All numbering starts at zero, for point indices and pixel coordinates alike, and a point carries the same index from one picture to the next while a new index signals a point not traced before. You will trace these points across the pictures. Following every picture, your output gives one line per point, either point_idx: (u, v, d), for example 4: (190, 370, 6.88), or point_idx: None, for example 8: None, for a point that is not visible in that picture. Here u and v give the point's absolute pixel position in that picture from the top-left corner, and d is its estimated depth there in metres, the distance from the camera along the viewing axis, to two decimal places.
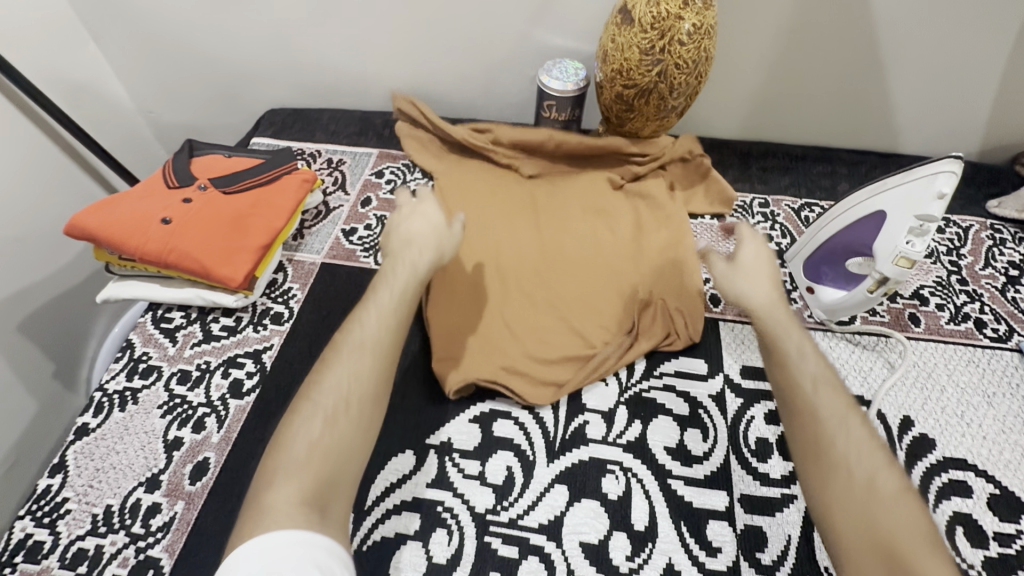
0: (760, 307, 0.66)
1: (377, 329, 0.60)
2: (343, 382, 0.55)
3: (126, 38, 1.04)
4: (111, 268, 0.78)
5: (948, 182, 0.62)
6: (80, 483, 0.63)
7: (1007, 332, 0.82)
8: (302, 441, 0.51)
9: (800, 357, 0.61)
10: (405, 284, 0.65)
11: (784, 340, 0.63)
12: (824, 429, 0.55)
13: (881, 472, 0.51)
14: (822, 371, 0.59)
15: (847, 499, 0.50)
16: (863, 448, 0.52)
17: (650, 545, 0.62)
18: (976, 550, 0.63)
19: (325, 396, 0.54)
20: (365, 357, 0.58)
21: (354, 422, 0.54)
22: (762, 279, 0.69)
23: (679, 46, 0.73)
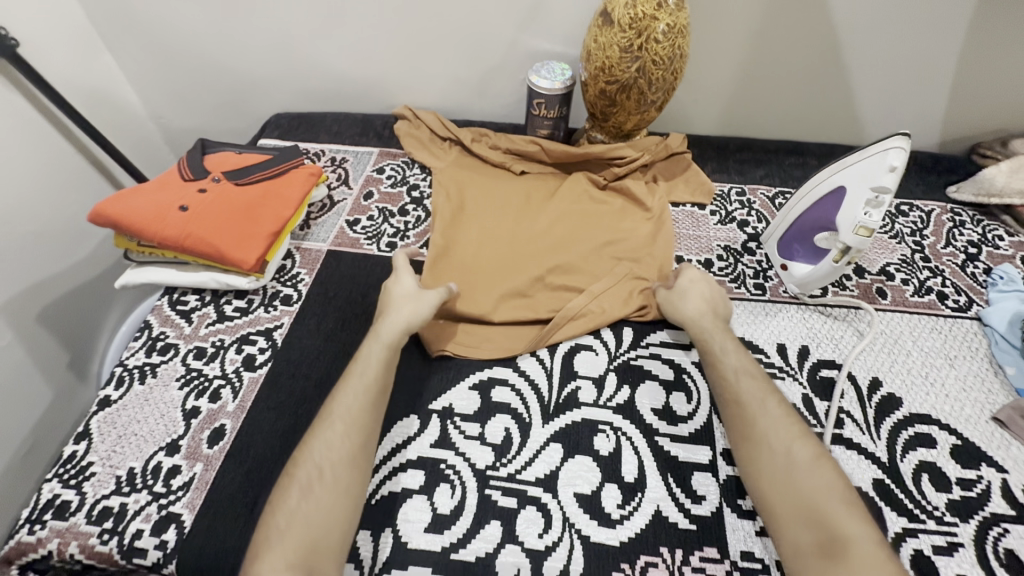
0: (691, 319, 0.76)
1: (351, 403, 0.66)
2: (322, 455, 0.62)
3: (141, 49, 1.11)
4: (130, 254, 0.83)
5: (898, 157, 0.69)
6: (104, 448, 0.67)
7: (967, 303, 0.88)
8: (287, 513, 0.58)
9: (726, 354, 0.73)
10: (376, 358, 0.70)
11: (712, 341, 0.75)
12: (751, 413, 0.67)
13: (800, 445, 0.64)
14: (743, 363, 0.72)
15: (774, 475, 0.62)
16: (781, 427, 0.65)
17: (639, 494, 0.67)
18: (941, 494, 0.68)
19: (308, 468, 0.62)
20: (340, 429, 0.64)
21: (327, 490, 0.60)
22: (696, 295, 0.78)
23: (655, 43, 0.81)
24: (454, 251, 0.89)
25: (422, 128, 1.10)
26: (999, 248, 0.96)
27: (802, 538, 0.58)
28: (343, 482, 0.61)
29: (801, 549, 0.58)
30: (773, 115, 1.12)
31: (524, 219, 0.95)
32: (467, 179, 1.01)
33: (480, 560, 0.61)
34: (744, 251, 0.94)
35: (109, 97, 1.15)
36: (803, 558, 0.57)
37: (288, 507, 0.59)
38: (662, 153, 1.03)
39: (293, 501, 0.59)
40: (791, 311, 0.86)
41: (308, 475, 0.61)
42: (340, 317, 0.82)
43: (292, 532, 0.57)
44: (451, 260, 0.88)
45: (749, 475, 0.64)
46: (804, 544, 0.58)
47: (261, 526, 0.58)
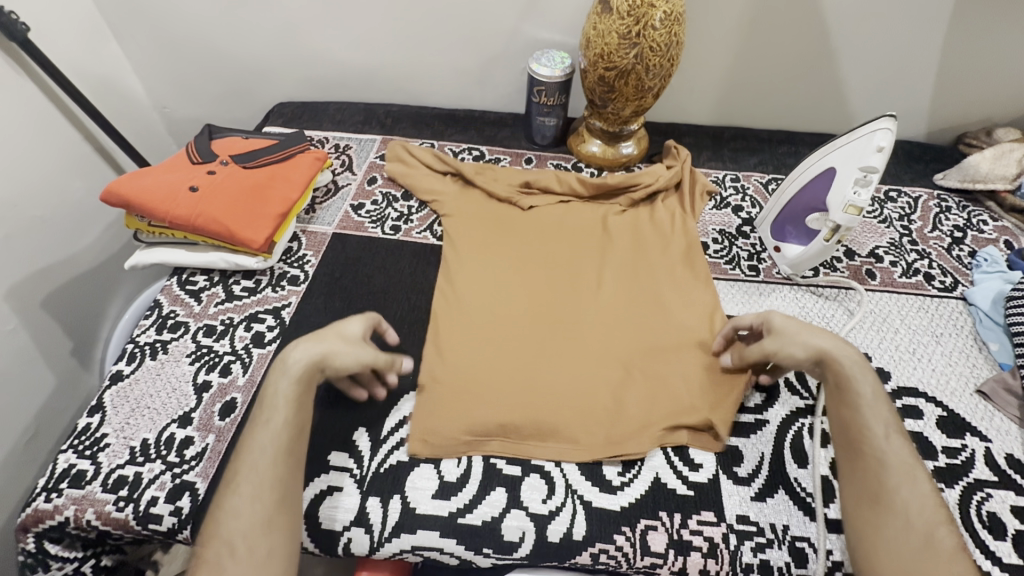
0: (835, 352, 0.67)
1: (263, 453, 0.59)
2: (235, 524, 0.56)
3: (147, 37, 1.12)
4: (140, 235, 0.84)
5: (885, 138, 0.72)
6: (118, 420, 0.69)
7: (952, 284, 0.92)
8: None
9: (871, 405, 0.64)
10: (280, 400, 0.62)
11: (858, 389, 0.65)
12: (891, 481, 0.60)
13: (939, 529, 0.57)
14: (892, 425, 0.63)
15: (906, 557, 0.56)
16: (925, 509, 0.58)
17: (639, 463, 0.69)
18: (927, 461, 0.71)
19: (219, 544, 0.55)
20: (247, 494, 0.57)
21: (244, 559, 0.54)
22: (826, 333, 0.69)
23: (652, 30, 0.83)
24: (461, 318, 0.81)
25: (414, 158, 1.03)
26: (983, 232, 1.00)
27: None
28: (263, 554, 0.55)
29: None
30: (767, 105, 1.15)
31: (546, 275, 0.87)
32: (473, 222, 0.94)
33: (486, 524, 0.64)
34: (739, 234, 0.97)
35: (114, 85, 1.16)
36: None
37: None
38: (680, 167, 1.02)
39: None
40: (784, 290, 0.89)
41: (221, 547, 0.55)
42: (347, 297, 0.84)
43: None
44: (458, 316, 0.81)
45: (864, 540, 0.59)
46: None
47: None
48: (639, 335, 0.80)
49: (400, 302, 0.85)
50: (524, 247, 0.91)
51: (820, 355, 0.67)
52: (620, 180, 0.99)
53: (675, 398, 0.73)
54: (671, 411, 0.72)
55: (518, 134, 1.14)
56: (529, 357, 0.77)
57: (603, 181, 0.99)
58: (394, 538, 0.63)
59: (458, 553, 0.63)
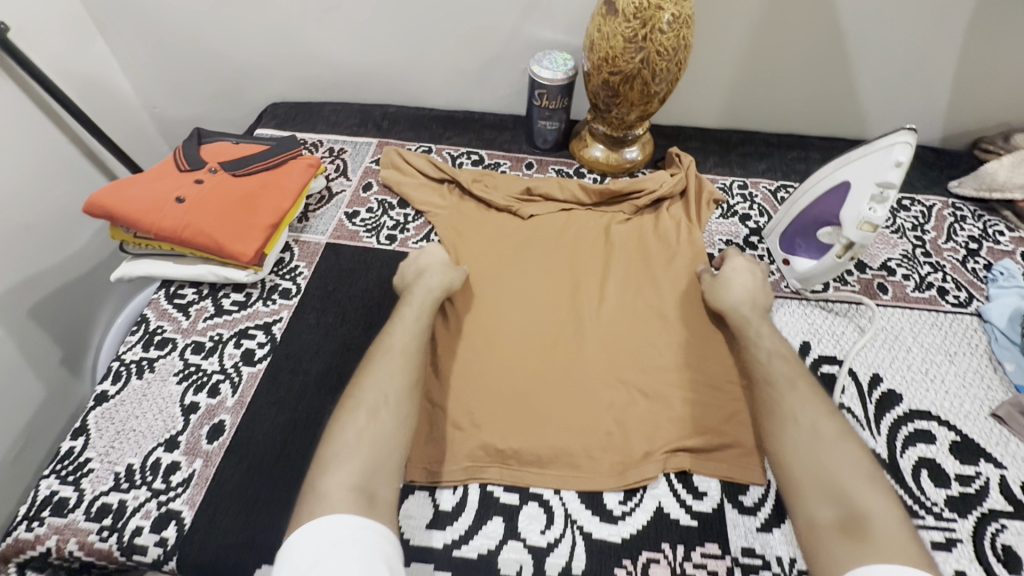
0: (732, 304, 0.77)
1: (406, 338, 0.71)
2: (382, 387, 0.66)
3: (135, 35, 1.08)
4: (125, 247, 0.81)
5: (904, 152, 0.68)
6: (102, 444, 0.67)
7: (967, 299, 0.88)
8: (348, 436, 0.61)
9: (762, 342, 0.74)
10: (424, 302, 0.75)
11: (748, 326, 0.76)
12: (784, 397, 0.67)
13: (829, 428, 0.64)
14: (778, 347, 0.73)
15: (798, 451, 0.63)
16: (812, 409, 0.65)
17: (641, 491, 0.67)
18: (939, 489, 0.69)
19: (373, 397, 0.65)
20: (396, 361, 0.69)
21: (391, 415, 0.63)
22: (734, 279, 0.80)
23: (660, 34, 0.80)
24: (466, 337, 0.78)
25: (409, 166, 1.00)
26: (999, 243, 0.96)
27: (821, 518, 0.58)
28: (400, 412, 0.64)
29: (819, 527, 0.58)
30: (777, 108, 1.11)
31: (547, 292, 0.84)
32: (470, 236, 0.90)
33: (482, 556, 0.61)
34: (746, 245, 0.94)
35: (102, 85, 1.12)
36: (821, 534, 0.57)
37: (352, 428, 0.62)
38: (684, 174, 0.98)
39: (356, 426, 0.62)
40: (793, 306, 0.86)
41: (370, 402, 0.64)
42: (339, 311, 0.81)
43: (358, 452, 0.60)
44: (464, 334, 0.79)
45: (775, 455, 0.64)
46: (823, 525, 0.58)
47: (320, 452, 0.61)
48: (642, 352, 0.78)
49: None
50: (523, 264, 0.87)
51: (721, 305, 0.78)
52: (622, 187, 0.96)
53: (677, 423, 0.71)
54: (673, 436, 0.70)
55: (519, 138, 1.10)
56: (535, 376, 0.75)
57: (604, 189, 0.95)
58: None
59: None
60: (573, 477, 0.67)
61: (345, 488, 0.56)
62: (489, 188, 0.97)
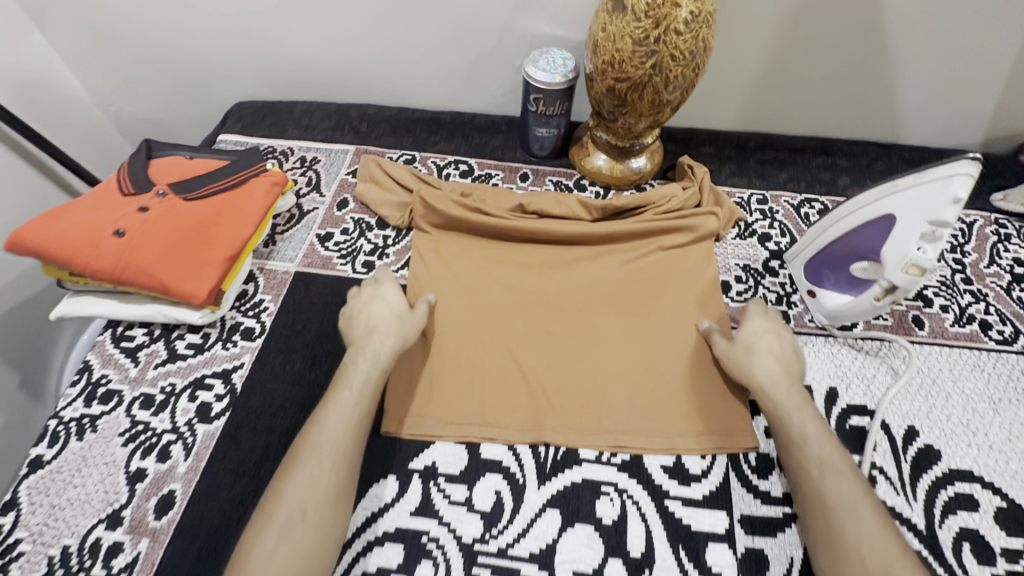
0: (765, 384, 0.66)
1: (339, 431, 0.59)
2: (304, 492, 0.56)
3: (79, 28, 0.96)
4: (64, 284, 0.71)
5: (964, 186, 0.57)
6: (34, 521, 0.59)
7: (1012, 334, 0.79)
8: (260, 556, 0.52)
9: (805, 441, 0.62)
10: (367, 382, 0.64)
11: (790, 418, 0.64)
12: (837, 521, 0.56)
13: (896, 565, 0.53)
14: (828, 449, 0.61)
15: None
16: (876, 539, 0.54)
17: (647, 572, 0.59)
18: (983, 567, 0.61)
19: (288, 508, 0.55)
20: (324, 462, 0.58)
21: (311, 532, 0.54)
22: (765, 354, 0.69)
23: (675, 35, 0.68)
24: (455, 291, 0.79)
25: (390, 179, 0.90)
26: None
27: None
28: (326, 526, 0.55)
29: None
30: (799, 108, 1.00)
31: (532, 260, 0.83)
32: (457, 249, 0.83)
33: None
34: (766, 271, 0.84)
35: (46, 86, 1.01)
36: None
37: (265, 547, 0.53)
38: (697, 187, 0.88)
39: (270, 546, 0.53)
40: (818, 344, 0.77)
41: (286, 515, 0.54)
42: (308, 355, 0.72)
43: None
44: (455, 292, 0.79)
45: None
46: None
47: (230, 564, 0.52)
48: (643, 356, 0.74)
49: None
50: (516, 242, 0.85)
51: (756, 386, 0.67)
52: (626, 203, 0.85)
53: (669, 416, 0.69)
54: (666, 429, 0.68)
55: (513, 144, 0.99)
56: (524, 336, 0.75)
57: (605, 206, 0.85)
58: None
59: None
60: (590, 442, 0.67)
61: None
62: (480, 202, 0.86)
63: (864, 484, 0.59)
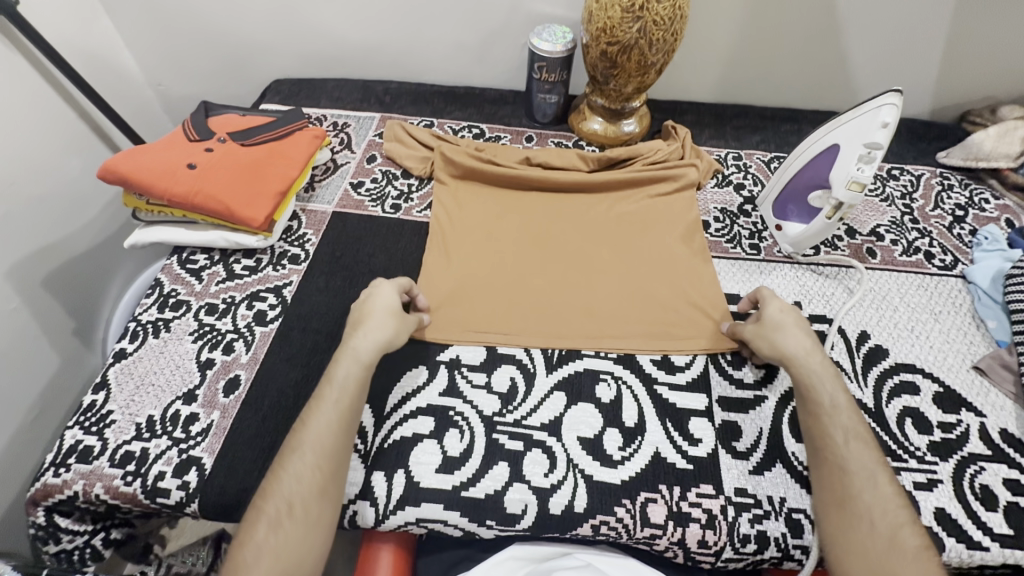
0: (798, 357, 0.69)
1: (323, 430, 0.61)
2: (294, 489, 0.58)
3: (141, 12, 1.10)
4: (138, 214, 0.84)
5: (890, 114, 0.72)
6: (122, 397, 0.70)
7: (952, 262, 0.92)
8: (258, 551, 0.55)
9: (835, 413, 0.66)
10: (349, 377, 0.65)
11: (821, 390, 0.67)
12: (855, 486, 0.60)
13: (903, 531, 0.57)
14: (854, 422, 0.65)
15: (868, 554, 0.57)
16: (888, 505, 0.59)
17: (639, 438, 0.70)
18: (922, 435, 0.72)
19: (277, 502, 0.58)
20: (310, 460, 0.60)
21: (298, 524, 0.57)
22: (797, 329, 0.71)
23: (656, 4, 0.82)
24: (469, 229, 0.90)
25: (413, 139, 1.03)
26: (985, 211, 1.00)
27: None
28: (321, 517, 0.58)
29: None
30: (769, 82, 1.14)
31: (534, 203, 0.95)
32: (468, 192, 0.95)
33: (489, 497, 0.65)
34: (741, 213, 0.97)
35: (107, 64, 1.14)
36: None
37: (257, 540, 0.56)
38: (679, 143, 1.02)
39: (265, 541, 0.55)
40: (784, 269, 0.89)
41: (279, 508, 0.57)
42: (347, 275, 0.84)
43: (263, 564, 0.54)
44: (469, 228, 0.90)
45: (831, 536, 0.60)
46: None
47: (230, 557, 0.55)
48: (620, 279, 0.85)
49: None
50: (524, 191, 0.96)
51: (786, 357, 0.70)
52: (618, 155, 0.98)
53: (658, 325, 0.80)
54: (655, 336, 0.79)
55: (519, 112, 1.13)
56: (530, 265, 0.86)
57: (599, 159, 0.98)
58: (399, 510, 0.65)
59: (461, 526, 0.64)
60: (589, 344, 0.78)
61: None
62: (491, 156, 0.99)
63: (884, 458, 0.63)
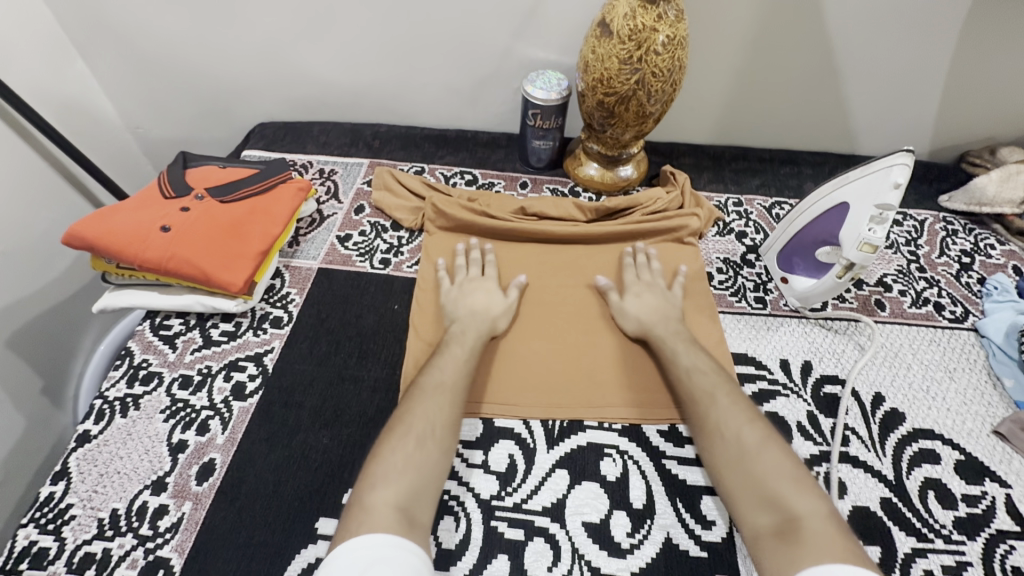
0: (647, 317, 0.77)
1: (453, 366, 0.69)
2: (429, 415, 0.63)
3: (117, 57, 1.06)
4: (107, 277, 0.79)
5: (902, 174, 0.69)
6: (84, 488, 0.64)
7: (963, 314, 0.89)
8: (398, 456, 0.59)
9: (681, 352, 0.73)
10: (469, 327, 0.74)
11: (666, 339, 0.75)
12: (709, 410, 0.66)
13: (746, 429, 0.63)
14: (697, 360, 0.72)
15: (731, 463, 0.62)
16: (732, 415, 0.65)
17: (648, 522, 0.65)
18: (947, 511, 0.68)
19: (421, 422, 0.62)
20: (441, 393, 0.66)
21: (439, 446, 0.61)
22: (650, 296, 0.79)
23: (654, 55, 0.79)
24: None
25: (403, 187, 0.98)
26: (991, 257, 0.97)
27: (760, 522, 0.58)
28: (448, 444, 0.62)
29: (761, 535, 0.57)
30: (767, 124, 1.12)
31: (540, 254, 0.90)
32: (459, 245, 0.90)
33: None
34: (744, 263, 0.94)
35: (79, 105, 1.09)
36: (765, 545, 0.56)
37: (402, 452, 0.59)
38: (679, 190, 0.98)
39: (407, 450, 0.60)
40: (793, 324, 0.86)
41: (421, 429, 0.62)
42: (333, 339, 0.79)
43: (407, 473, 0.58)
44: None
45: (725, 485, 0.62)
46: (763, 529, 0.57)
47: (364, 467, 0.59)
48: (577, 343, 0.79)
49: (391, 345, 0.79)
50: (526, 244, 0.92)
51: (642, 320, 0.77)
52: (618, 204, 0.95)
53: (667, 390, 0.75)
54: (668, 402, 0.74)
55: (512, 157, 1.10)
56: (533, 329, 0.80)
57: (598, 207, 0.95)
58: None
59: None
60: (593, 416, 0.73)
61: (386, 506, 0.55)
62: (484, 206, 0.95)
63: (725, 380, 0.69)
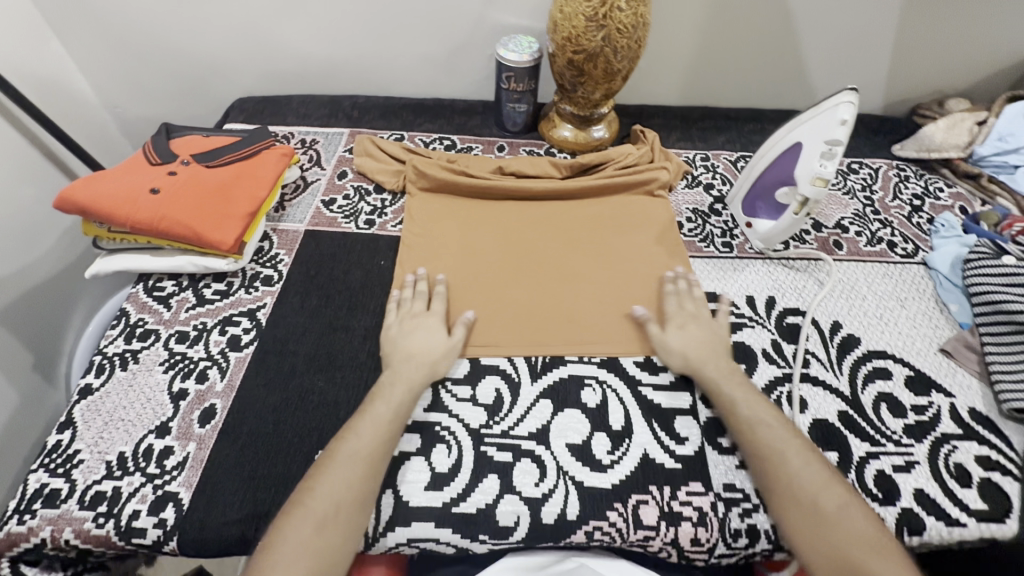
0: (702, 363, 0.73)
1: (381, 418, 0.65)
2: (333, 496, 0.59)
3: (93, 34, 1.07)
4: (100, 242, 0.81)
5: (848, 111, 0.75)
6: (90, 435, 0.67)
7: (914, 250, 0.95)
8: (290, 545, 0.56)
9: (742, 399, 0.69)
10: (413, 373, 0.70)
11: (721, 385, 0.71)
12: (784, 469, 0.63)
13: (825, 489, 0.61)
14: (758, 409, 0.68)
15: (807, 527, 0.60)
16: (807, 473, 0.62)
17: (627, 441, 0.70)
18: (897, 419, 0.74)
19: (323, 503, 0.58)
20: (351, 464, 0.61)
21: (343, 528, 0.58)
22: (693, 329, 0.76)
23: (618, 12, 0.84)
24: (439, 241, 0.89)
25: (383, 153, 1.02)
26: (940, 199, 1.04)
27: None
28: (354, 523, 0.59)
29: None
30: (732, 84, 1.17)
31: (518, 211, 0.95)
32: (438, 203, 0.94)
33: (481, 511, 0.64)
34: (711, 212, 0.99)
35: (57, 85, 1.10)
36: None
37: (296, 538, 0.56)
38: (648, 147, 1.03)
39: (304, 535, 0.56)
40: (757, 265, 0.91)
41: (322, 510, 0.58)
42: (323, 294, 0.82)
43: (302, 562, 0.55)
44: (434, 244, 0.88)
45: (803, 551, 0.60)
46: None
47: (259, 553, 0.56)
48: (557, 288, 0.84)
49: (378, 298, 0.82)
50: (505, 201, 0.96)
51: (690, 363, 0.73)
52: (591, 159, 1.00)
53: None
54: None
55: (489, 122, 1.13)
56: (510, 280, 0.84)
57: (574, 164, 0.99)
58: (389, 532, 0.63)
59: (454, 542, 0.64)
60: (573, 350, 0.77)
61: None
62: (465, 167, 0.99)
63: (795, 433, 0.66)
